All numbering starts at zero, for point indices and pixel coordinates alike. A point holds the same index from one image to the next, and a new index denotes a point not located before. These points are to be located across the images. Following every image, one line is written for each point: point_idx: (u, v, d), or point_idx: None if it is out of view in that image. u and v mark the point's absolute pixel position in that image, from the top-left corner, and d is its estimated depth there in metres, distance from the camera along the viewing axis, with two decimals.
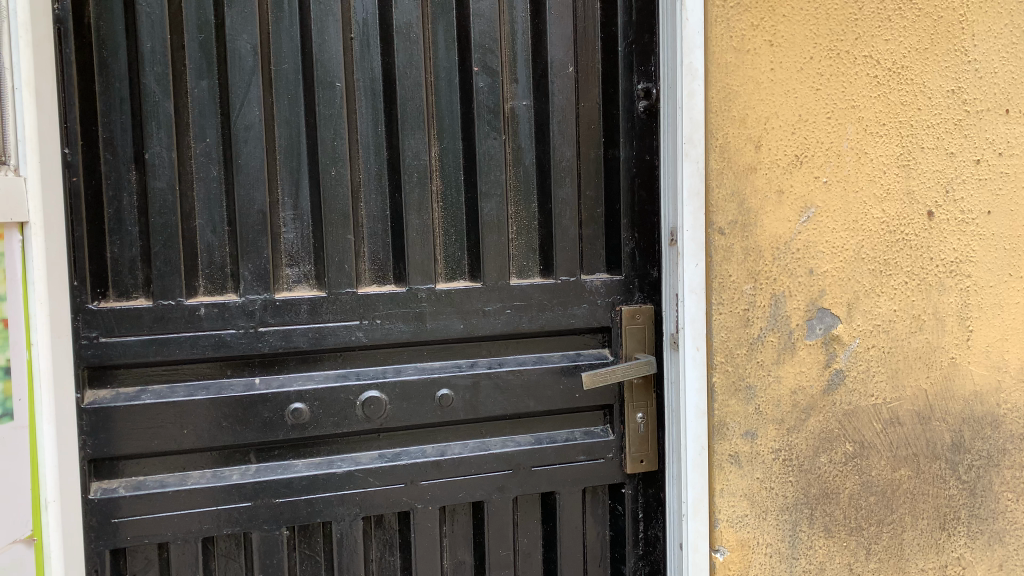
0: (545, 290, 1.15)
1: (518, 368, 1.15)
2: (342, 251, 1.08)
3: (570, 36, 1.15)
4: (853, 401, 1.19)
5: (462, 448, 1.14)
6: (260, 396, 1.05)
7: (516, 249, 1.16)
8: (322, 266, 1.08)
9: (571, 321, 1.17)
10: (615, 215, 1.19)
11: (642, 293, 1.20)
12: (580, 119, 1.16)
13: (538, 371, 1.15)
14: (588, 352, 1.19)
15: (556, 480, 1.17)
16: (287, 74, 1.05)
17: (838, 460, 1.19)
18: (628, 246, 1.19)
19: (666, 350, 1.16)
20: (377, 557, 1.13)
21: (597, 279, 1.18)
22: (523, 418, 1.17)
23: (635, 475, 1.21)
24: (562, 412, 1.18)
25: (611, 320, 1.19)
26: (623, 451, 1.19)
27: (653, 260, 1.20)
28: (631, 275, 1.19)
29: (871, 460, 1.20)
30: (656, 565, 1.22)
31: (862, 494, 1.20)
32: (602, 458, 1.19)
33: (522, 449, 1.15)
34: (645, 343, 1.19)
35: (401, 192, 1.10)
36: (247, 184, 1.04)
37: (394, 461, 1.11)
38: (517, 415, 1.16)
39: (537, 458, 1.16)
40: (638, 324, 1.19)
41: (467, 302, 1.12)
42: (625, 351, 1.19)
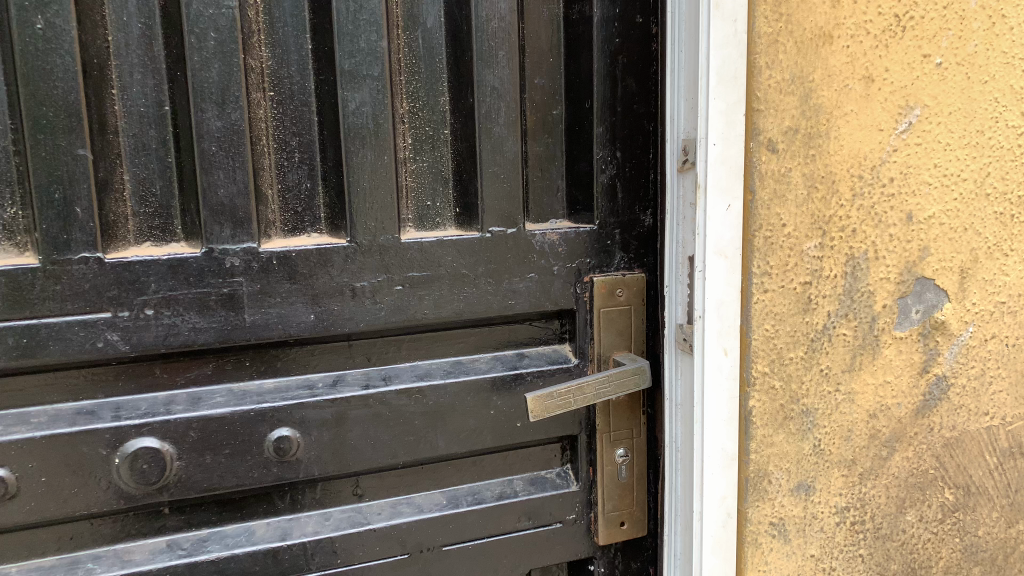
0: (464, 252, 0.67)
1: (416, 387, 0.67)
2: (72, 180, 0.57)
3: None
4: (958, 424, 0.74)
5: (320, 527, 0.66)
6: None
7: (410, 180, 0.67)
8: (34, 209, 0.57)
9: (510, 302, 0.69)
10: (582, 120, 0.70)
11: (627, 253, 0.72)
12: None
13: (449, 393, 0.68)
14: (535, 351, 0.72)
15: (483, 563, 0.70)
16: None
17: (933, 517, 0.74)
18: (606, 173, 0.70)
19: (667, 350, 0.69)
20: None
21: (553, 232, 0.69)
22: (427, 467, 0.69)
23: (611, 545, 0.75)
24: (494, 452, 0.71)
25: (576, 299, 0.71)
26: (593, 509, 0.73)
27: (645, 198, 0.72)
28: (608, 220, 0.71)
29: (980, 513, 0.76)
30: None
31: (964, 565, 0.77)
32: (558, 523, 0.73)
33: (424, 521, 0.68)
34: (631, 337, 0.72)
35: (186, 69, 0.59)
36: None
37: (193, 558, 0.62)
38: (416, 463, 0.68)
39: (450, 532, 0.69)
40: (622, 303, 0.71)
41: (320, 274, 0.63)
42: (598, 350, 0.72)
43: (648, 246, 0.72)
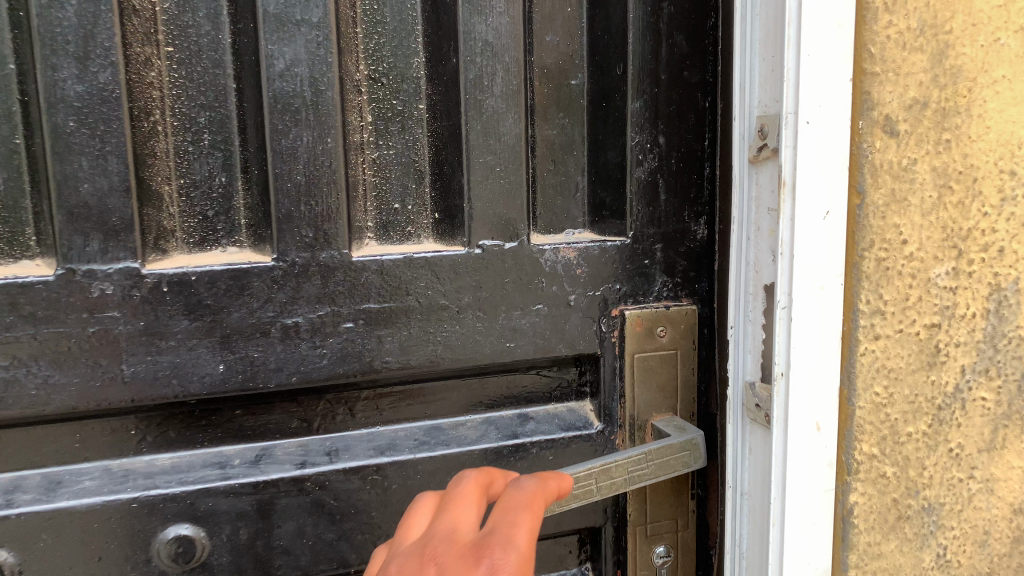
0: (443, 275, 0.48)
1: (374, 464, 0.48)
2: None
3: None
4: None
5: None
6: None
7: (369, 174, 0.48)
8: None
9: (508, 345, 0.49)
10: (611, 93, 0.51)
11: (672, 276, 0.52)
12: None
13: (420, 473, 0.49)
14: (543, 411, 0.53)
15: None
16: None
17: None
18: (644, 166, 0.51)
19: (731, 416, 0.49)
20: None
21: (571, 247, 0.50)
22: None
23: None
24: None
25: (602, 340, 0.51)
26: None
27: (696, 201, 0.52)
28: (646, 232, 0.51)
29: None
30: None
31: None
32: None
33: None
34: (675, 391, 0.53)
35: (27, 3, 0.39)
36: None
37: None
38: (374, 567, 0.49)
39: None
40: (663, 346, 0.52)
41: (235, 306, 0.44)
42: (629, 409, 0.52)
43: (701, 266, 0.53)
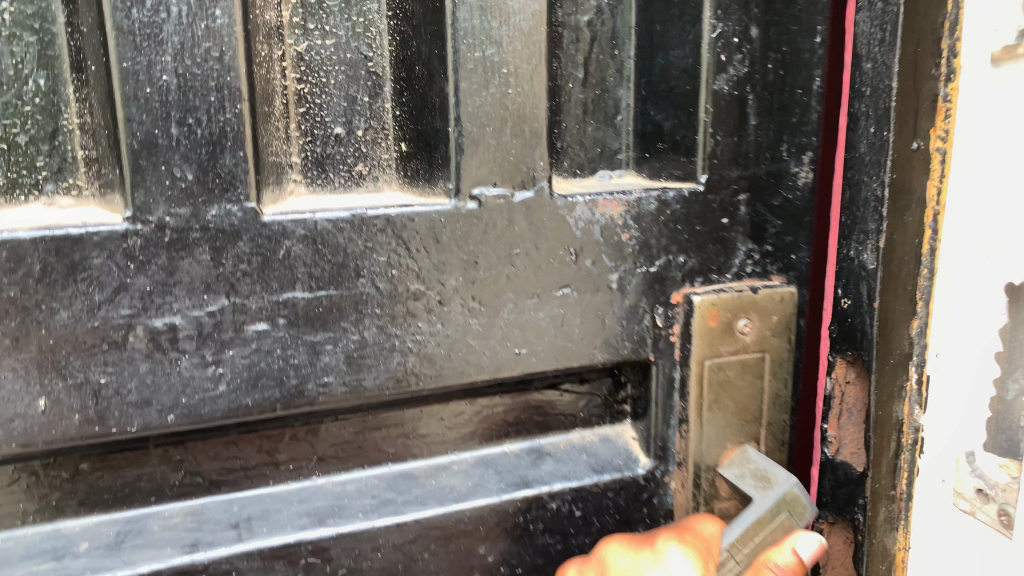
0: (417, 245, 0.30)
1: (305, 542, 0.31)
2: None
3: None
4: None
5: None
6: None
7: (291, 79, 0.29)
8: None
9: (517, 352, 0.32)
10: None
11: (760, 243, 0.35)
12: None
13: (381, 551, 0.32)
14: (563, 445, 0.36)
15: None
16: None
17: None
18: (728, 73, 0.33)
19: (908, 488, 0.32)
20: None
21: (614, 198, 0.32)
22: None
23: None
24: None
25: (657, 339, 0.34)
26: None
27: (800, 128, 0.34)
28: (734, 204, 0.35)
29: None
30: None
31: None
32: None
33: None
34: (758, 412, 0.36)
35: None
36: None
37: None
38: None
39: None
40: (747, 347, 0.35)
41: (58, 303, 0.26)
42: (696, 439, 0.35)
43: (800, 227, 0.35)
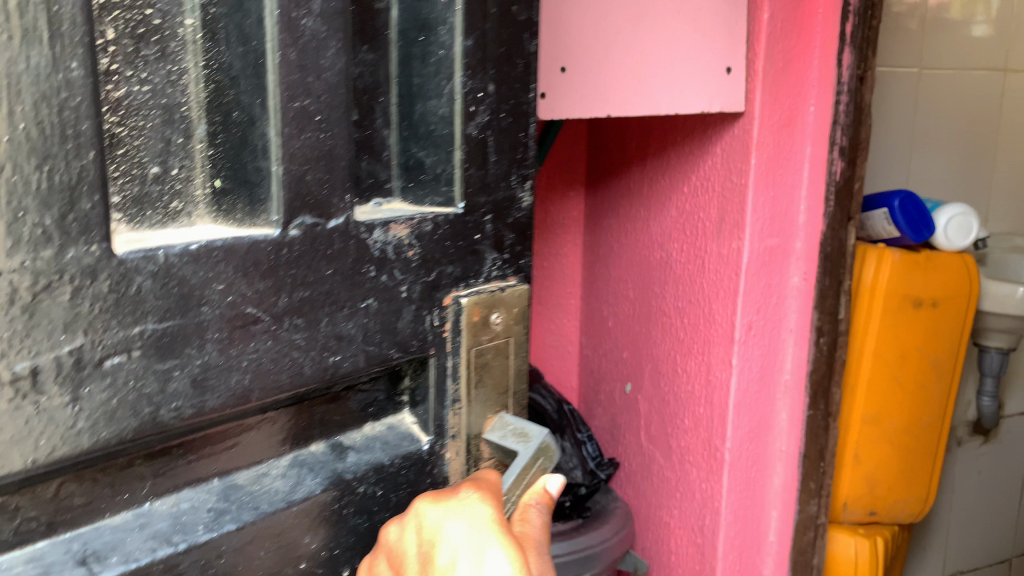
0: (253, 271, 0.33)
1: (158, 562, 0.32)
2: None
3: None
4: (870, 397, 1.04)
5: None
6: None
7: (111, 122, 0.30)
8: None
9: (333, 358, 0.37)
10: (432, 25, 0.40)
11: (501, 252, 0.44)
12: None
13: (223, 556, 0.34)
14: (362, 440, 0.41)
15: None
16: None
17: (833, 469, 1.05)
18: (476, 120, 0.41)
19: None
20: None
21: (398, 222, 0.39)
22: None
23: None
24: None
25: (435, 337, 0.41)
26: None
27: (523, 163, 0.44)
28: (773, 208, 0.84)
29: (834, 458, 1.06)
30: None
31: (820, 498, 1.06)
32: None
33: None
34: (506, 386, 0.45)
35: None
36: None
37: None
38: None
39: None
40: (497, 334, 0.44)
41: None
42: (465, 414, 0.44)
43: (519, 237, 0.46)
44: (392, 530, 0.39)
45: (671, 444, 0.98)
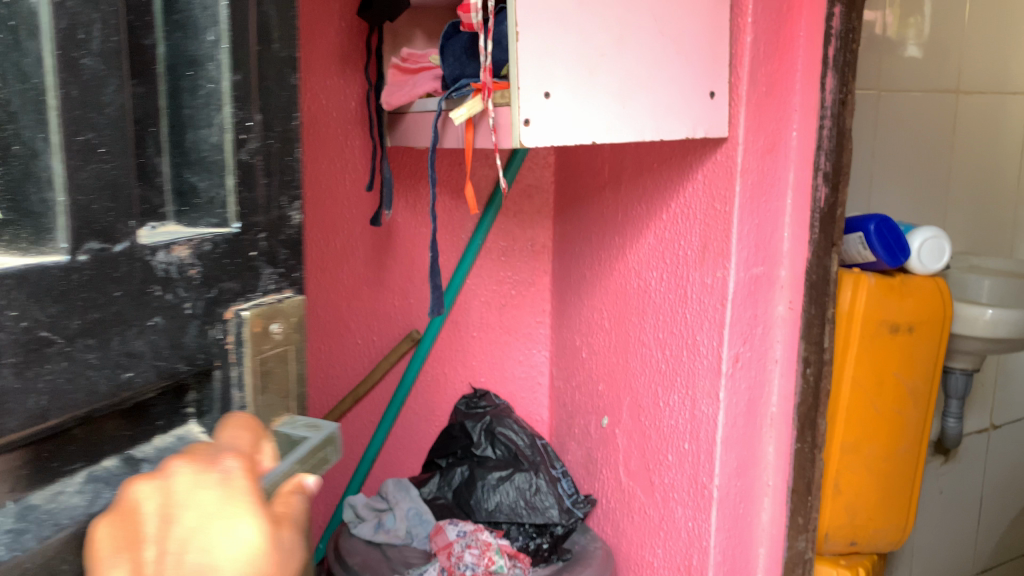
0: (45, 296, 0.35)
1: None
2: None
3: None
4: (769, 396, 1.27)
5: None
6: None
7: None
8: None
9: (124, 375, 0.38)
10: (200, 61, 0.42)
11: (277, 267, 0.46)
12: (787, 10, 1.15)
13: None
14: (145, 455, 0.42)
15: None
16: None
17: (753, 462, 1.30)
18: (247, 147, 0.43)
19: None
20: None
21: (177, 242, 0.40)
22: None
23: None
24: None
25: (212, 353, 0.43)
26: None
27: (290, 183, 0.47)
28: (753, 235, 1.19)
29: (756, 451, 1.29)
30: None
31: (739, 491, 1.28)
32: None
33: None
34: (288, 389, 0.47)
35: None
36: None
37: None
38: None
39: None
40: (275, 344, 0.46)
41: None
42: (250, 424, 0.45)
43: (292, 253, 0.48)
44: (140, 485, 0.37)
45: (668, 410, 1.34)
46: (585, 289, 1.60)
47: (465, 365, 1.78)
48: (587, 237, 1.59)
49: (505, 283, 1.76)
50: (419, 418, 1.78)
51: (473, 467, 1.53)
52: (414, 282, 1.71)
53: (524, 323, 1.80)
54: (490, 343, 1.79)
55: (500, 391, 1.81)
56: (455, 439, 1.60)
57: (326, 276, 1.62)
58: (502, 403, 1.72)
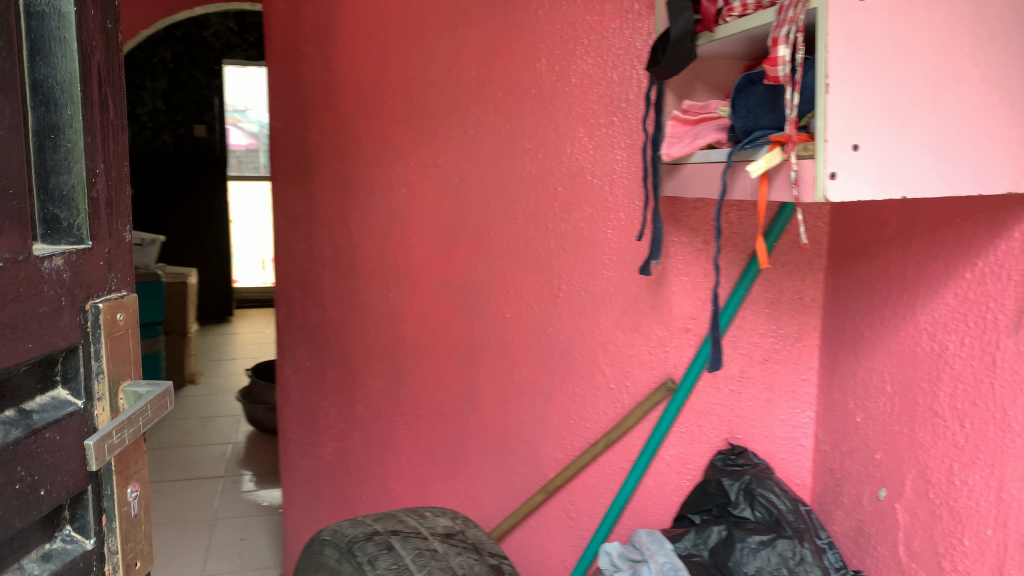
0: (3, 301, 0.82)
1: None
2: None
3: None
4: None
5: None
6: None
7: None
8: None
9: (31, 344, 0.87)
10: (60, 133, 0.93)
11: (115, 272, 1.04)
12: None
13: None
14: (51, 403, 0.94)
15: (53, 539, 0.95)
16: None
17: None
18: (96, 186, 0.98)
19: None
20: None
21: (53, 257, 0.90)
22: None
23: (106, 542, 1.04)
24: (25, 526, 0.88)
25: (83, 330, 0.97)
26: (102, 522, 1.03)
27: (119, 215, 1.05)
28: None
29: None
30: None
31: None
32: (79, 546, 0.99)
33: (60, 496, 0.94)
34: (128, 358, 1.06)
35: None
36: None
37: None
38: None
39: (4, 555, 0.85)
40: (119, 325, 1.03)
41: None
42: (105, 384, 1.01)
43: (120, 256, 1.05)
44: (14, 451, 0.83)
45: (948, 487, 1.53)
46: (861, 348, 1.86)
47: (722, 420, 2.22)
48: (865, 299, 1.83)
49: (768, 336, 2.13)
50: (671, 470, 2.28)
51: (733, 526, 1.91)
52: (673, 330, 2.24)
53: (783, 381, 2.16)
54: (752, 399, 2.19)
55: (760, 448, 2.20)
56: (711, 495, 2.06)
57: (562, 313, 2.34)
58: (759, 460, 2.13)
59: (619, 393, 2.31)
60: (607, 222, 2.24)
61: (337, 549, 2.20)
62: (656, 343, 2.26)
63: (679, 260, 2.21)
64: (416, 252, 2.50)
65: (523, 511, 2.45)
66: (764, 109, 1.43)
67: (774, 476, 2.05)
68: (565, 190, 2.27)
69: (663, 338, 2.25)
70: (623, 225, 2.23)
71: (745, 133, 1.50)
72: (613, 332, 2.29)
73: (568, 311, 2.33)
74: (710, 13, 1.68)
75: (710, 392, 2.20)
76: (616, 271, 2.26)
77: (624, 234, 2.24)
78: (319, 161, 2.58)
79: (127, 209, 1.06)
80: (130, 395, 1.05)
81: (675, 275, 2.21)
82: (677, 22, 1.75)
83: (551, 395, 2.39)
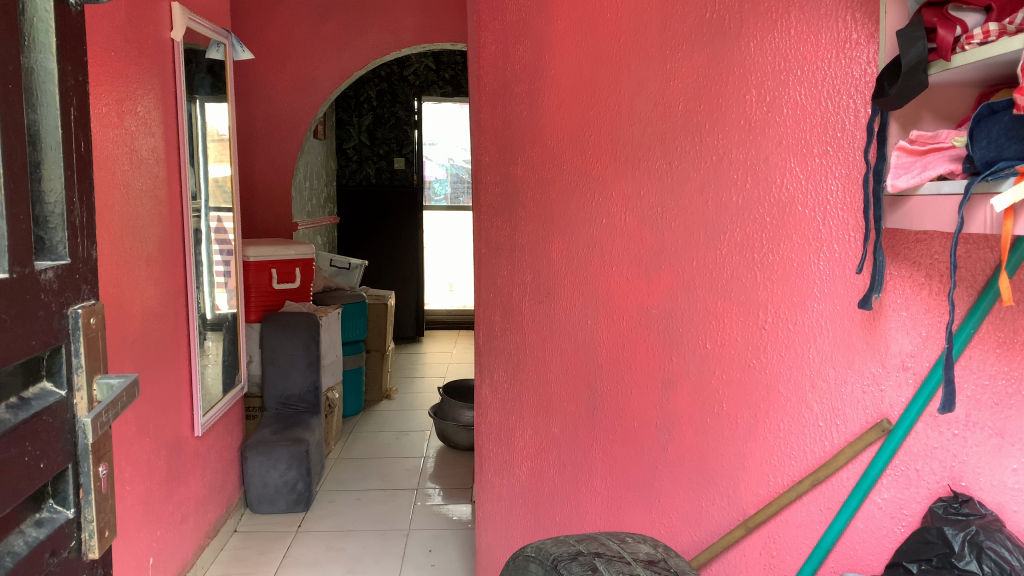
0: (21, 311, 1.59)
1: (33, 409, 1.66)
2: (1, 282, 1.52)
3: (71, 53, 1.78)
4: None
5: None
6: (14, 431, 1.58)
7: (25, 280, 1.61)
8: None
9: (32, 341, 1.64)
10: (45, 178, 1.71)
11: (93, 284, 1.91)
12: None
13: (47, 412, 1.70)
14: (41, 393, 1.71)
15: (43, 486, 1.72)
16: (18, 145, 1.60)
17: None
18: (73, 214, 1.81)
19: None
20: (69, 551, 1.80)
21: (49, 269, 1.72)
22: (53, 460, 1.72)
23: (80, 500, 1.84)
24: (35, 486, 1.65)
25: (68, 331, 1.79)
26: (77, 479, 1.83)
27: (92, 239, 1.92)
28: None
29: None
30: (82, 546, 1.85)
31: None
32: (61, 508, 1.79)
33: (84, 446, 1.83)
34: (98, 358, 1.91)
35: (18, 225, 1.60)
36: (18, 234, 1.59)
37: (25, 510, 1.65)
38: (23, 493, 1.61)
39: (65, 479, 1.80)
40: (93, 326, 1.88)
41: (28, 337, 1.62)
42: (82, 377, 1.83)
43: (90, 266, 1.90)
44: None
45: None
46: None
47: (943, 466, 2.10)
48: None
49: (1000, 379, 1.97)
50: (884, 514, 2.21)
51: None
52: (890, 368, 2.15)
53: (1016, 428, 1.96)
54: (979, 445, 2.03)
55: (988, 499, 2.03)
56: (931, 544, 1.98)
57: (759, 343, 2.51)
58: (989, 512, 1.98)
59: (828, 431, 2.31)
60: (821, 253, 2.29)
61: (542, 565, 2.45)
62: (871, 381, 2.20)
63: (901, 292, 2.14)
64: (613, 282, 3.16)
65: (717, 549, 2.67)
66: (1009, 139, 1.50)
67: (1005, 530, 1.92)
68: (776, 220, 2.41)
69: (879, 376, 2.18)
70: (837, 257, 2.25)
71: (982, 161, 1.57)
72: (824, 367, 2.31)
73: (774, 345, 2.46)
74: (946, 42, 1.63)
75: (930, 435, 2.10)
76: (829, 302, 2.28)
77: (837, 266, 2.26)
78: (528, 196, 3.66)
79: (93, 235, 1.91)
80: (102, 385, 1.89)
81: (895, 309, 2.14)
82: (910, 52, 1.72)
83: (755, 429, 2.54)
